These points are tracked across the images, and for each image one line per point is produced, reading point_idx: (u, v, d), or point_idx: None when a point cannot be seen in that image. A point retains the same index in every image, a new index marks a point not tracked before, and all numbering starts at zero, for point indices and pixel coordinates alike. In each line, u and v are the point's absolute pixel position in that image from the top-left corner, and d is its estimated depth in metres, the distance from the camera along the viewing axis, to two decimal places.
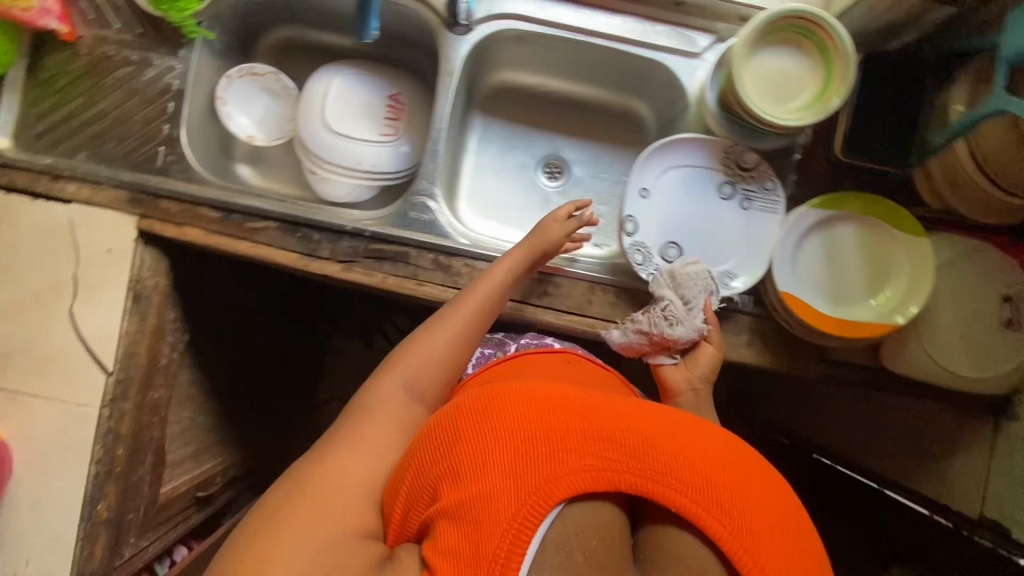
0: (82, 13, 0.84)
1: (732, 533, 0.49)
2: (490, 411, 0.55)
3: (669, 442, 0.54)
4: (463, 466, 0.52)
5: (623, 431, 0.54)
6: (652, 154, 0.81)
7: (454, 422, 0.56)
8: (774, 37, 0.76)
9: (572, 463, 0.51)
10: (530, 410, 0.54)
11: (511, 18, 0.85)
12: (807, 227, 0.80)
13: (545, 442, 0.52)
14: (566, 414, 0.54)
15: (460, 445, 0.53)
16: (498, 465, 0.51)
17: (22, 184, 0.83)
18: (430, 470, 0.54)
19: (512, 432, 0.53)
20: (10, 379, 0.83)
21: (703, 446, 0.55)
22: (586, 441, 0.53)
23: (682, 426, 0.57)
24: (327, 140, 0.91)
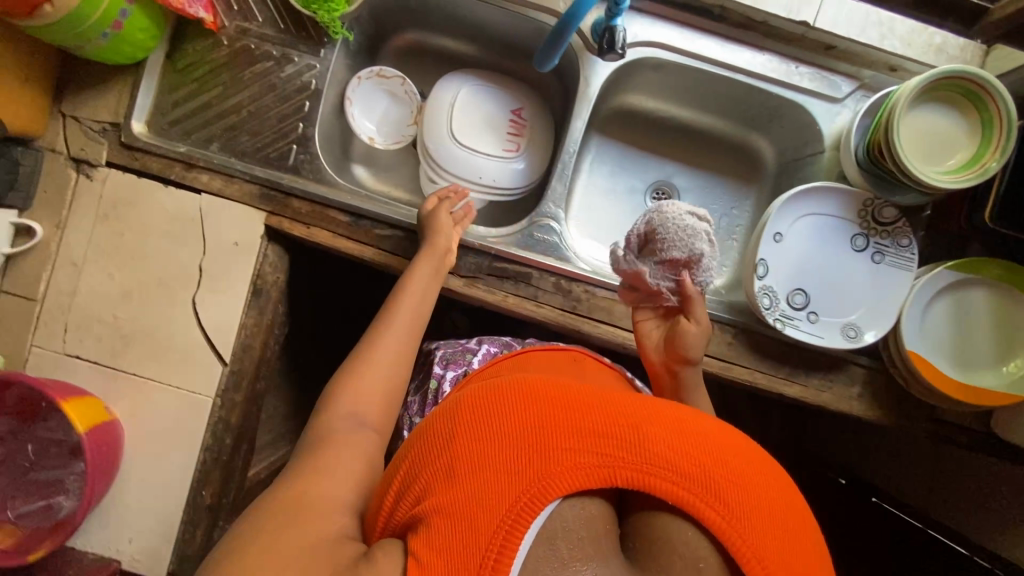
0: (227, 4, 0.84)
1: (746, 542, 0.43)
2: (498, 397, 0.49)
3: (688, 440, 0.47)
4: (454, 456, 0.46)
5: (633, 427, 0.47)
6: (790, 199, 0.80)
7: (448, 412, 0.50)
8: (936, 95, 0.75)
9: (572, 457, 0.45)
10: (530, 401, 0.48)
11: (654, 47, 0.84)
12: (940, 288, 0.79)
13: (547, 435, 0.46)
14: (574, 407, 0.48)
15: (454, 434, 0.47)
16: (496, 454, 0.45)
17: (155, 170, 0.84)
18: (422, 467, 0.47)
19: (508, 421, 0.47)
20: (128, 361, 0.84)
21: (717, 444, 0.48)
22: (586, 436, 0.46)
23: (697, 425, 0.50)
24: (452, 151, 0.91)
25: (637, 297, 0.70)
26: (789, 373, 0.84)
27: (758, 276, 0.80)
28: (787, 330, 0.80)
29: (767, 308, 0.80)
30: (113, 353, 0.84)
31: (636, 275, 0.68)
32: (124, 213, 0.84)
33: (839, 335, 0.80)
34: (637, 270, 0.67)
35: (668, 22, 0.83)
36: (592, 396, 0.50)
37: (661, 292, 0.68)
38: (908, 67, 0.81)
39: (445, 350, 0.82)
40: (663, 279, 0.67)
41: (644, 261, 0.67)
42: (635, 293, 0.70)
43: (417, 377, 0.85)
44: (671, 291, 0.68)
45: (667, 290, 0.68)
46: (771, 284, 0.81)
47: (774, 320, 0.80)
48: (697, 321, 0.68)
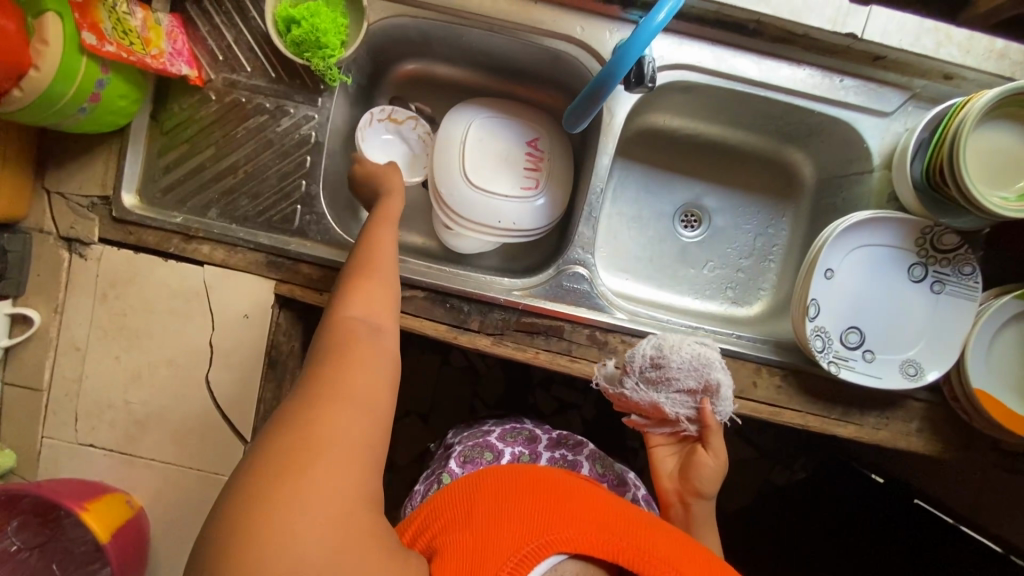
0: (212, 54, 0.77)
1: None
2: (539, 479, 0.61)
3: (679, 547, 0.57)
4: (491, 511, 0.56)
5: (639, 525, 0.58)
6: (843, 231, 0.73)
7: (493, 477, 0.61)
8: (1005, 111, 0.67)
9: (587, 528, 0.55)
10: (562, 491, 0.60)
11: (682, 69, 0.77)
12: (1005, 318, 0.73)
13: (568, 506, 0.57)
14: (593, 498, 0.60)
15: (496, 497, 0.58)
16: (523, 516, 0.55)
17: (152, 243, 0.78)
18: (457, 514, 0.57)
19: (542, 495, 0.58)
20: (145, 446, 0.80)
21: (699, 559, 0.56)
22: (601, 520, 0.57)
23: (684, 540, 0.59)
24: (466, 194, 0.85)
25: (657, 425, 0.71)
26: (843, 413, 0.79)
27: (810, 317, 0.73)
28: (843, 373, 0.74)
29: (821, 350, 0.74)
30: (128, 439, 0.80)
31: (654, 406, 0.69)
32: (124, 291, 0.78)
33: (899, 373, 0.75)
34: (658, 404, 0.69)
35: (698, 40, 0.75)
36: (610, 498, 0.62)
37: (681, 421, 0.69)
38: (966, 75, 0.74)
39: (463, 445, 0.76)
40: (686, 411, 0.68)
41: (665, 394, 0.68)
42: (654, 420, 0.71)
43: (430, 465, 0.78)
44: (691, 419, 0.69)
45: (687, 420, 0.69)
46: (824, 324, 0.74)
47: (829, 363, 0.74)
48: (717, 453, 0.68)
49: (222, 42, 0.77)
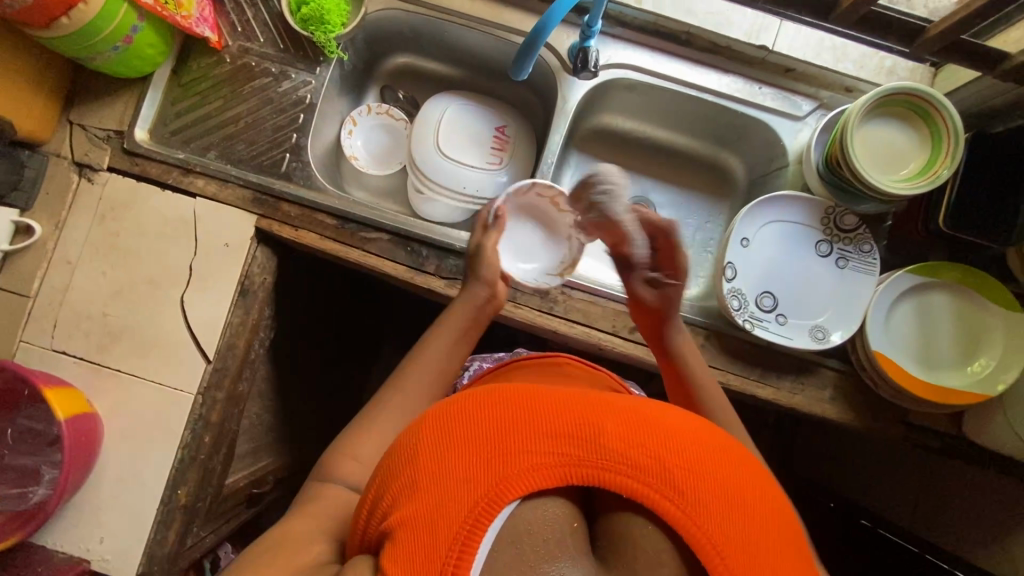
0: (231, 26, 0.91)
1: (702, 527, 0.41)
2: (456, 406, 0.46)
3: (632, 422, 0.45)
4: (419, 476, 0.43)
5: (585, 424, 0.44)
6: (755, 207, 0.85)
7: (409, 431, 0.48)
8: (885, 110, 0.80)
9: (528, 459, 0.43)
10: (475, 408, 0.45)
11: (626, 69, 0.91)
12: (901, 292, 0.82)
13: (494, 441, 0.43)
14: (522, 406, 0.45)
15: (420, 455, 0.44)
16: (448, 466, 0.43)
17: (154, 174, 0.88)
18: (388, 484, 0.45)
19: (461, 433, 0.44)
20: (113, 357, 0.86)
21: (659, 427, 0.45)
22: (539, 437, 0.43)
23: (639, 404, 0.47)
24: (438, 162, 0.97)
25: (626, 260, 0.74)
26: (761, 375, 0.85)
27: (727, 278, 0.84)
28: (757, 330, 0.83)
29: (737, 308, 0.83)
30: (99, 349, 0.86)
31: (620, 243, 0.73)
32: (121, 215, 0.87)
33: (808, 336, 0.83)
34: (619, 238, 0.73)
35: (638, 46, 0.90)
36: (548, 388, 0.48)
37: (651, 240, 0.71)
38: (863, 88, 0.88)
39: None
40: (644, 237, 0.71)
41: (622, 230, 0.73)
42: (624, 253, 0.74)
43: None
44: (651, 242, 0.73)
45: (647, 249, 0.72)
46: (739, 286, 0.84)
47: (744, 321, 0.83)
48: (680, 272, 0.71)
49: (243, 17, 0.92)
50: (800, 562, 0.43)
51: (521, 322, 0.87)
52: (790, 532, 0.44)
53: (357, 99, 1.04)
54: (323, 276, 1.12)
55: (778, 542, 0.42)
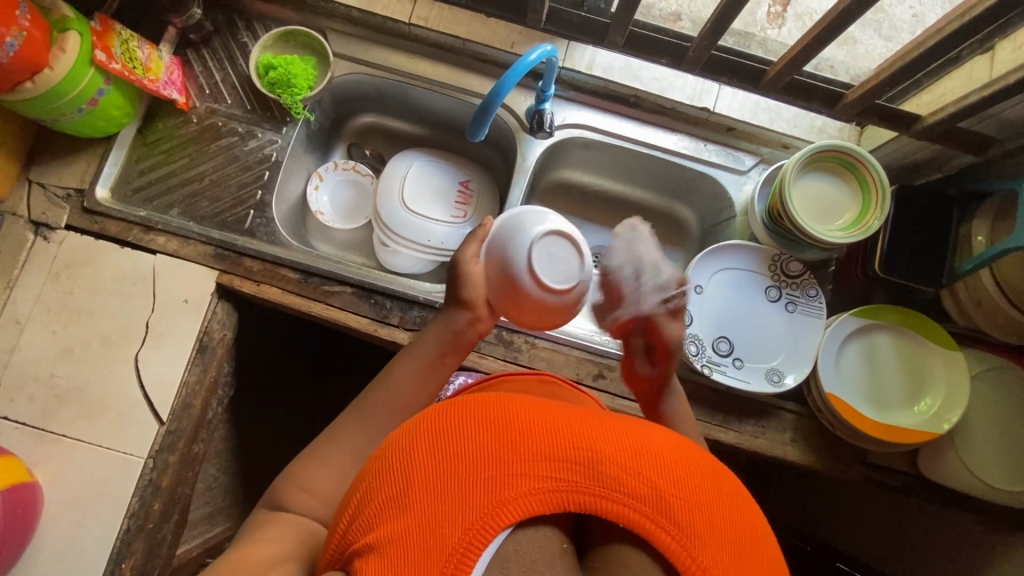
0: (199, 89, 0.95)
1: (698, 559, 0.39)
2: (453, 418, 0.44)
3: (631, 447, 0.43)
4: (412, 489, 0.41)
5: (582, 448, 0.42)
6: (706, 256, 0.89)
7: (401, 438, 0.45)
8: (818, 165, 0.87)
9: (525, 482, 0.41)
10: (467, 424, 0.43)
11: (581, 128, 0.97)
12: (847, 334, 0.86)
13: (487, 460, 0.41)
14: (520, 424, 0.43)
15: (413, 467, 0.42)
16: (441, 480, 0.41)
17: (113, 232, 0.88)
18: (377, 494, 0.42)
19: (458, 450, 0.42)
20: (59, 422, 0.82)
21: (655, 454, 0.43)
22: (536, 461, 0.41)
23: (637, 427, 0.46)
24: (402, 216, 0.98)
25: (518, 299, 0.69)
26: (723, 419, 0.85)
27: (683, 324, 0.87)
28: (715, 374, 0.85)
29: (695, 353, 0.86)
30: (44, 413, 0.82)
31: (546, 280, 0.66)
32: (77, 272, 0.86)
33: (764, 379, 0.86)
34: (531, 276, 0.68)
35: (590, 107, 0.97)
36: (547, 408, 0.46)
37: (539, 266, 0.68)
38: (799, 145, 0.95)
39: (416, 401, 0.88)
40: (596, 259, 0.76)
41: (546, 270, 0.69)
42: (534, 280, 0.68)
43: None
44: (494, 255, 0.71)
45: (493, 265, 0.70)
46: (696, 331, 0.88)
47: (703, 365, 0.85)
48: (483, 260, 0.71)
49: (211, 80, 0.95)
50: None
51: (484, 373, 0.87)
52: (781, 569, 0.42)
53: (324, 156, 1.07)
54: (287, 330, 1.10)
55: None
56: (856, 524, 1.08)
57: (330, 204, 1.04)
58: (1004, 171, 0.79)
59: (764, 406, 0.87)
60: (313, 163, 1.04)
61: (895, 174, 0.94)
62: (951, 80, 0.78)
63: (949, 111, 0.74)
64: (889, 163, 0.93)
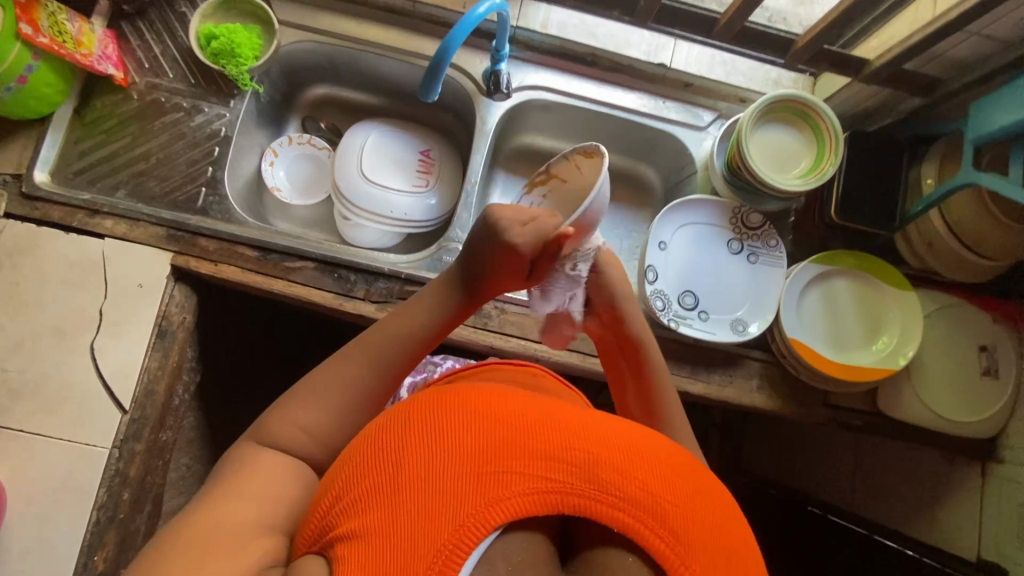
0: (138, 63, 0.90)
1: (685, 567, 0.38)
2: (448, 409, 0.43)
3: (626, 451, 0.42)
4: (403, 478, 0.39)
5: (578, 448, 0.41)
6: (668, 212, 0.90)
7: (392, 424, 0.43)
8: (773, 116, 0.88)
9: (517, 482, 0.39)
10: (464, 417, 0.42)
11: (539, 90, 0.95)
12: (807, 281, 0.88)
13: (482, 455, 0.40)
14: (517, 421, 0.42)
15: (406, 454, 0.40)
16: (434, 470, 0.39)
17: (56, 218, 0.84)
18: (366, 481, 0.40)
19: (450, 443, 0.40)
20: (14, 418, 0.79)
21: (652, 461, 0.42)
22: (531, 459, 0.40)
23: (637, 434, 0.45)
24: (362, 187, 0.96)
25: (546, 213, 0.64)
26: (691, 371, 0.87)
27: (649, 280, 0.88)
28: (682, 328, 0.87)
29: (662, 309, 0.87)
30: None
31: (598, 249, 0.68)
32: (20, 262, 0.82)
33: (729, 329, 0.87)
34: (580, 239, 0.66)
35: (548, 68, 0.96)
36: (545, 406, 0.45)
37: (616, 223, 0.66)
38: (755, 98, 0.96)
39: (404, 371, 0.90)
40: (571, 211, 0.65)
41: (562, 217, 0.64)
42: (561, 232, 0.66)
43: None
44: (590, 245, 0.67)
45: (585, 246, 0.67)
46: (662, 287, 0.89)
47: (669, 320, 0.86)
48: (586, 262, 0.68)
49: (150, 53, 0.90)
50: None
51: (456, 341, 0.86)
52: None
53: (278, 131, 1.03)
54: (253, 312, 1.08)
55: None
56: (825, 466, 1.13)
57: (286, 180, 1.02)
58: (950, 112, 0.82)
59: (731, 356, 0.88)
60: (267, 140, 1.01)
61: (849, 123, 0.95)
62: (897, 23, 0.79)
63: (895, 54, 0.76)
64: (843, 111, 0.95)
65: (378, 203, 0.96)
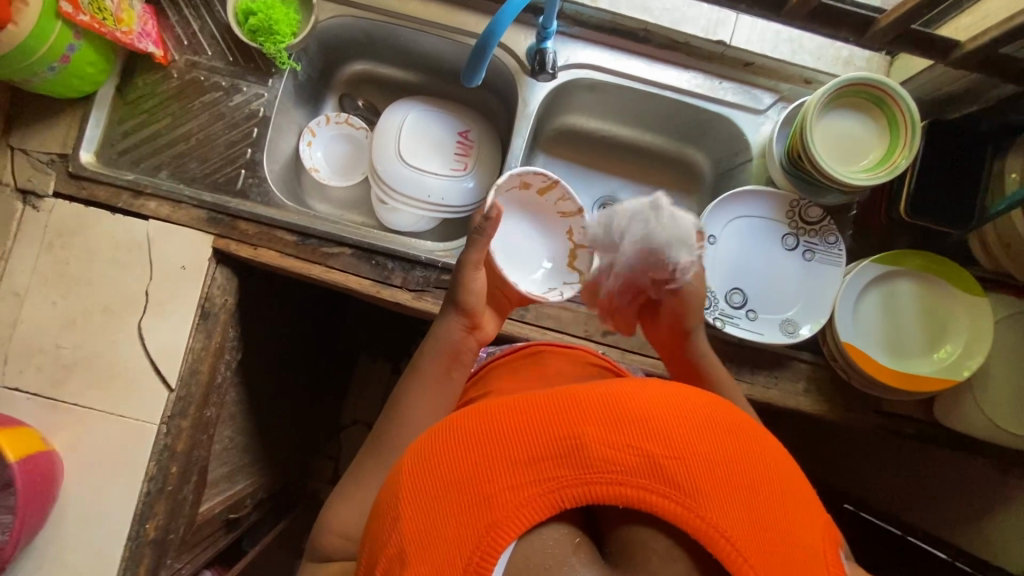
0: (177, 40, 0.89)
1: (704, 516, 0.39)
2: (434, 444, 0.44)
3: (610, 419, 0.42)
4: (408, 532, 0.41)
5: (563, 437, 0.42)
6: (719, 205, 0.85)
7: (390, 482, 0.45)
8: (843, 101, 0.81)
9: (517, 490, 0.40)
10: (448, 449, 0.43)
11: (587, 68, 0.90)
12: (866, 282, 0.83)
13: (476, 477, 0.41)
14: (499, 427, 0.43)
15: (404, 506, 0.42)
16: (436, 512, 0.40)
17: (102, 198, 0.85)
18: (385, 544, 0.42)
19: (445, 477, 0.42)
20: (70, 392, 0.82)
21: (638, 417, 0.42)
22: (522, 461, 0.41)
23: (621, 392, 0.45)
24: (399, 171, 0.94)
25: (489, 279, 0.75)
26: (736, 371, 0.84)
27: None
28: (727, 327, 0.83)
29: (707, 307, 0.83)
30: (54, 383, 0.82)
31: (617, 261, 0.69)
32: (70, 242, 0.84)
33: (778, 330, 0.83)
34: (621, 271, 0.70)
35: (597, 45, 0.90)
36: (520, 398, 0.45)
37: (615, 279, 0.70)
38: (822, 79, 0.88)
39: None
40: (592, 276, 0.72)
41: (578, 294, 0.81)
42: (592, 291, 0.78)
43: None
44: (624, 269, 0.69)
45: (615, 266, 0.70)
46: (709, 284, 0.85)
47: (715, 319, 0.83)
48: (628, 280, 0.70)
49: (188, 29, 0.89)
50: (814, 528, 0.42)
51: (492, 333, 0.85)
52: (785, 485, 0.42)
53: (315, 109, 1.01)
54: (290, 291, 1.08)
55: (781, 497, 0.41)
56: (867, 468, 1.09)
57: (323, 160, 1.00)
58: None
59: (778, 358, 0.84)
60: (305, 119, 0.99)
61: (925, 108, 0.87)
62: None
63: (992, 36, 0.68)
64: (920, 96, 0.86)
65: (415, 187, 0.94)
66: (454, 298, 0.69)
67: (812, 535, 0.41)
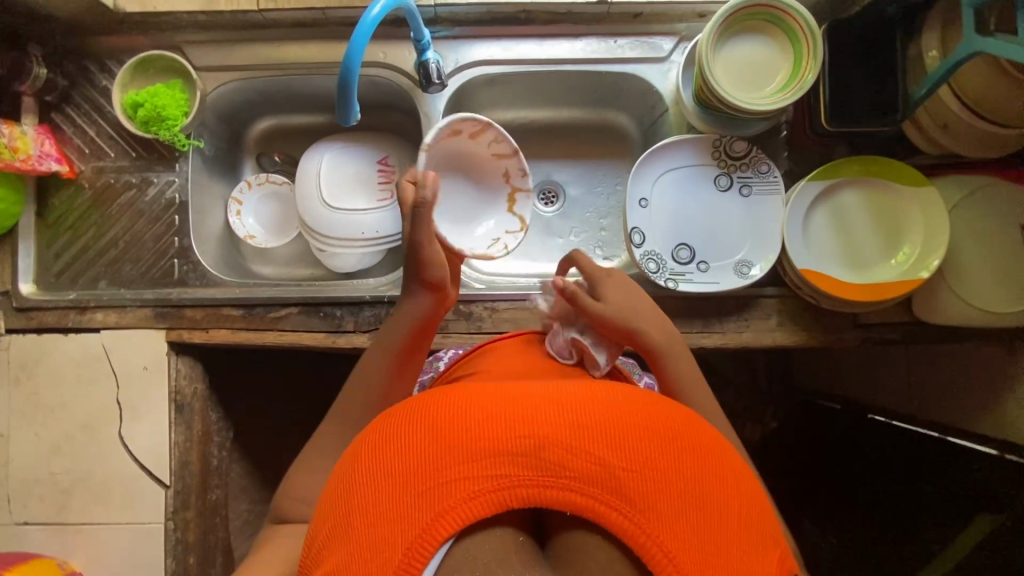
0: (79, 150, 0.89)
1: (649, 526, 0.39)
2: (397, 429, 0.44)
3: (573, 422, 0.42)
4: (357, 512, 0.41)
5: (522, 437, 0.41)
6: (642, 165, 0.83)
7: (349, 463, 0.45)
8: (740, 27, 0.78)
9: (464, 485, 0.40)
10: (410, 434, 0.43)
11: (480, 65, 0.88)
12: (810, 201, 0.80)
13: (429, 467, 0.41)
14: (463, 420, 0.43)
15: (357, 489, 0.42)
16: (386, 495, 0.40)
17: (52, 322, 0.86)
18: (330, 523, 0.42)
19: (398, 465, 0.41)
20: (75, 513, 0.85)
21: (602, 422, 0.43)
22: (477, 459, 0.41)
23: (591, 400, 0.45)
24: (327, 217, 0.94)
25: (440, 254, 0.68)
26: (704, 325, 0.82)
27: (636, 244, 0.82)
28: (682, 285, 0.81)
29: (656, 271, 0.81)
30: (58, 509, 0.85)
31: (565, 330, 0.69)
32: (34, 372, 0.86)
33: (733, 275, 0.81)
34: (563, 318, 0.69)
35: (484, 39, 0.88)
36: (490, 395, 0.46)
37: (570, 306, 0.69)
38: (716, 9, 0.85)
39: None
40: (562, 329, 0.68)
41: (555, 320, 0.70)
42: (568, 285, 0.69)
43: None
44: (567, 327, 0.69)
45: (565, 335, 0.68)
46: (652, 247, 0.83)
47: (666, 281, 0.81)
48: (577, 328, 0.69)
49: (87, 137, 0.89)
50: (764, 555, 0.41)
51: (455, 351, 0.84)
52: (742, 514, 0.42)
53: (235, 177, 1.01)
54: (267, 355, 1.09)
55: (735, 523, 0.41)
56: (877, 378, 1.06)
57: (256, 225, 1.00)
58: None
59: (744, 300, 0.82)
60: (228, 190, 1.00)
61: (829, 9, 0.83)
62: None
63: None
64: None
65: (349, 227, 0.94)
66: (417, 274, 0.66)
67: (761, 563, 0.40)
